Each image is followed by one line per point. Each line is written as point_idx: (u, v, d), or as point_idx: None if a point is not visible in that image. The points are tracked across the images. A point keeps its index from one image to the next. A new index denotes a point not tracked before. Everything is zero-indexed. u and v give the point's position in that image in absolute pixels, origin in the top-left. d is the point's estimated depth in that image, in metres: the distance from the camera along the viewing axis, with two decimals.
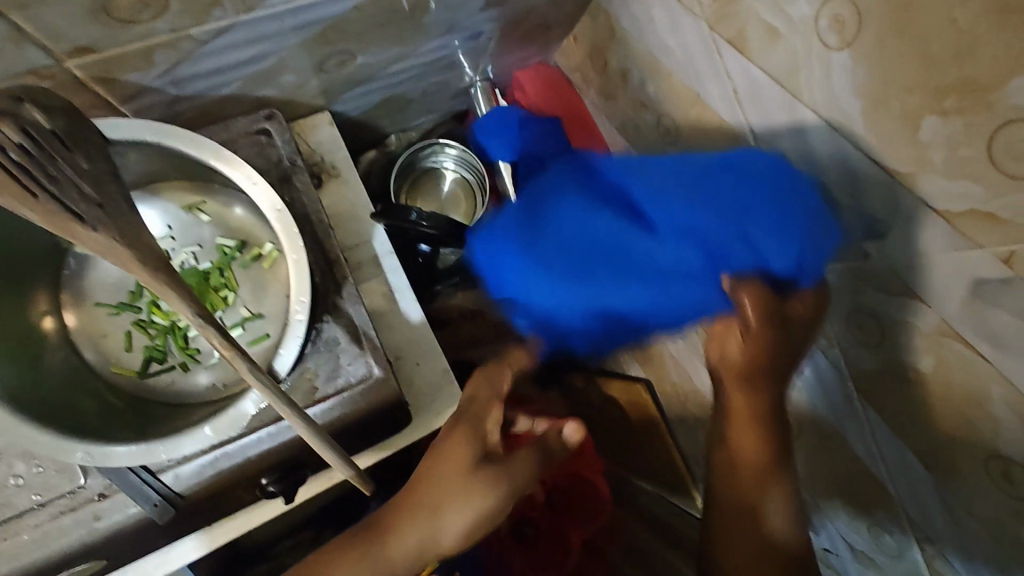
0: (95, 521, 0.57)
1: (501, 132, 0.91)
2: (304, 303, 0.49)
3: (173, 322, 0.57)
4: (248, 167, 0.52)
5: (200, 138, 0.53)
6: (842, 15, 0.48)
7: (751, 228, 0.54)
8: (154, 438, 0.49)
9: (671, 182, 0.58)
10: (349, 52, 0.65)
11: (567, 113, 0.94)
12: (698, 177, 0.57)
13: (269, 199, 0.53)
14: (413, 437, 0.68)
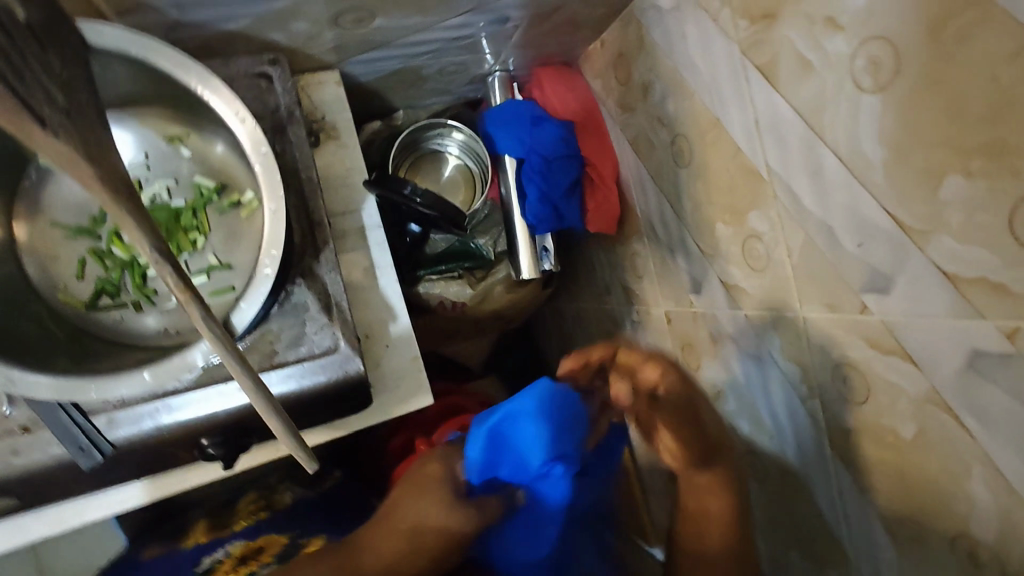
0: (13, 456, 0.52)
1: (510, 125, 0.89)
2: (275, 259, 0.46)
3: (133, 258, 0.53)
4: (239, 102, 0.47)
5: (186, 58, 0.48)
6: (879, 58, 0.46)
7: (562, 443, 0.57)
8: (86, 375, 0.45)
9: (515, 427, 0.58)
10: (368, 10, 0.62)
11: (583, 117, 0.91)
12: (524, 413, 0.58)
13: (252, 138, 0.48)
14: (370, 420, 0.67)
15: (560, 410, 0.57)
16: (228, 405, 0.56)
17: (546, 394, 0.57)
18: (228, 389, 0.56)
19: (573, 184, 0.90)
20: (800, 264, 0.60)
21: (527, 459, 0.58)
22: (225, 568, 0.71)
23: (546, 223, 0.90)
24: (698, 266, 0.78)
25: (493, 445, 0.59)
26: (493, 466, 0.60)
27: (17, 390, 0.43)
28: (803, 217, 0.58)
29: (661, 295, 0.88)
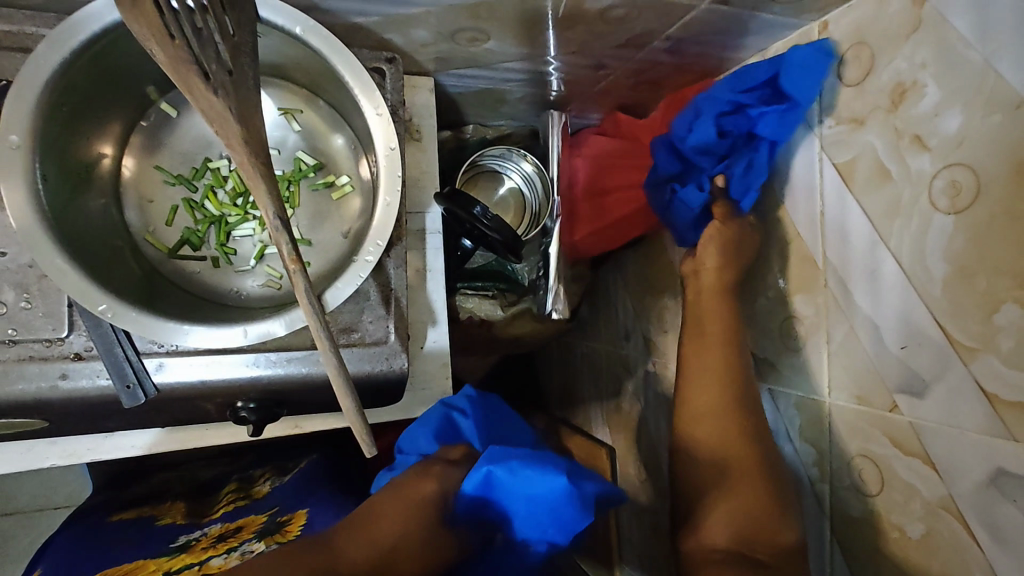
0: (59, 380, 0.52)
1: (705, 99, 0.73)
2: (379, 248, 0.49)
3: (223, 215, 0.54)
4: (380, 95, 0.49)
5: (344, 47, 0.49)
6: (961, 182, 0.50)
7: (560, 516, 0.48)
8: (179, 319, 0.46)
9: (511, 491, 0.49)
10: (484, 33, 0.65)
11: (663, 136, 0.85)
12: (523, 478, 0.48)
13: (384, 132, 0.50)
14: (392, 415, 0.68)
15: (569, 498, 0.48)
16: (274, 373, 0.57)
17: (556, 491, 0.47)
18: (277, 358, 0.57)
19: (737, 193, 0.72)
20: (838, 352, 0.63)
21: (513, 518, 0.50)
22: (202, 545, 0.57)
23: (679, 210, 0.78)
24: None
25: (493, 490, 0.50)
26: (483, 504, 0.50)
27: (109, 319, 0.43)
28: (851, 311, 0.61)
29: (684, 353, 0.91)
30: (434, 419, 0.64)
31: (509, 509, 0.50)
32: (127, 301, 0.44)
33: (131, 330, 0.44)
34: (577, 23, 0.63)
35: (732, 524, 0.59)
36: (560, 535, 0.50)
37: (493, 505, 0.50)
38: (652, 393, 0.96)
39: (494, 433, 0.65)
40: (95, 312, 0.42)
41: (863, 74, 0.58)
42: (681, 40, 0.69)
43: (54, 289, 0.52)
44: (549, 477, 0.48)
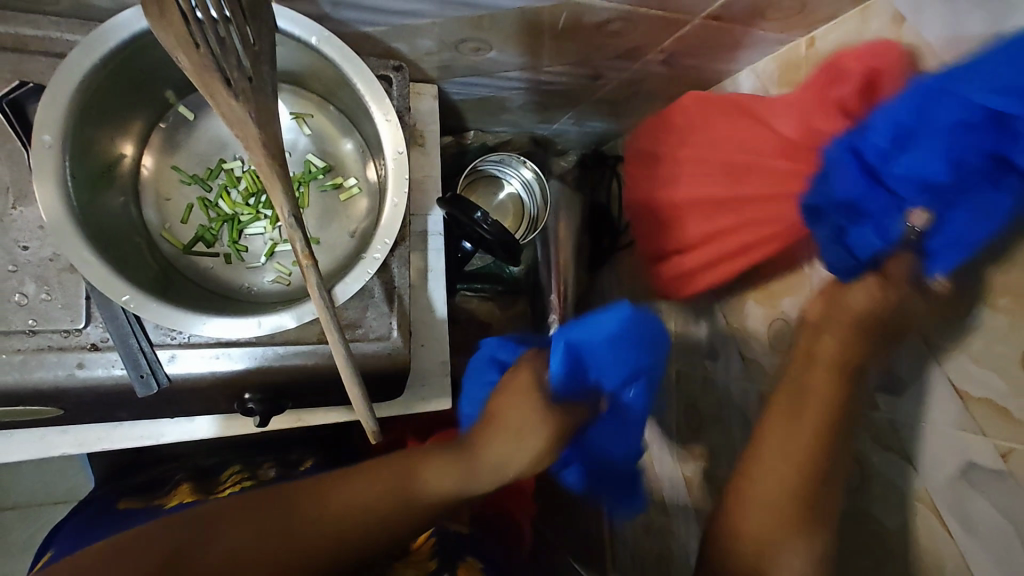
0: (77, 369, 0.54)
1: (978, 73, 0.44)
2: (386, 246, 0.52)
3: (235, 214, 0.57)
4: (389, 102, 0.52)
5: (355, 55, 0.51)
6: None
7: (641, 349, 0.62)
8: (195, 310, 0.48)
9: (603, 346, 0.61)
10: (486, 43, 0.68)
11: (806, 146, 0.61)
12: (604, 336, 0.61)
13: (393, 137, 0.53)
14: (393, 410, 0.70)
15: (643, 330, 0.62)
16: (281, 365, 0.59)
17: (628, 323, 0.62)
18: (284, 352, 0.60)
19: (935, 243, 0.50)
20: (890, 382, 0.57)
21: (611, 374, 0.62)
22: None
23: (836, 246, 0.58)
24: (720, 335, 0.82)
25: (577, 356, 0.62)
26: (578, 376, 0.62)
27: (130, 310, 0.45)
28: None
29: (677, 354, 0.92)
30: (484, 361, 0.71)
31: (607, 364, 0.62)
32: (149, 291, 0.46)
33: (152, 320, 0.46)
34: (576, 33, 0.66)
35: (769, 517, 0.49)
36: (650, 367, 0.63)
37: (590, 371, 0.63)
38: None
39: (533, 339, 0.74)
40: (120, 302, 0.44)
41: None
42: (675, 53, 0.72)
43: (73, 282, 0.54)
44: (625, 326, 0.62)
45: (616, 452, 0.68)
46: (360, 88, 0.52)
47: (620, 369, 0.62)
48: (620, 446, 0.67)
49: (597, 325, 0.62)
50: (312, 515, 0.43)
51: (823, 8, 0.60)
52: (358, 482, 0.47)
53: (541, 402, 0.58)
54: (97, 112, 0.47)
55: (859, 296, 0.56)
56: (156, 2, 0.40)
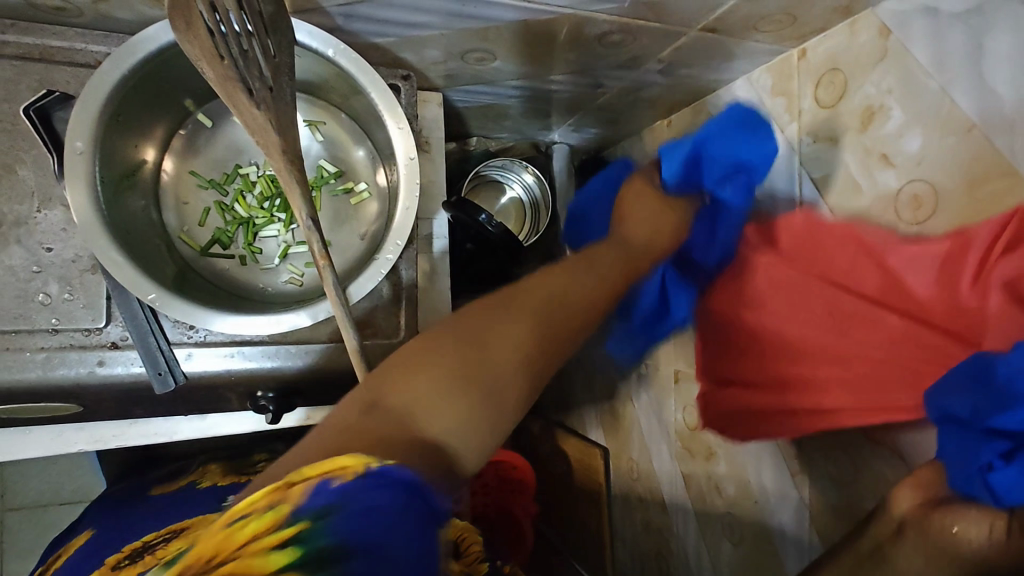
0: (97, 366, 0.56)
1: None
2: (399, 247, 0.54)
3: (250, 217, 0.59)
4: (402, 111, 0.54)
5: (370, 67, 0.54)
6: (922, 197, 0.55)
7: (754, 151, 0.67)
8: (216, 308, 0.51)
9: (725, 132, 0.68)
10: (490, 53, 0.70)
11: (961, 325, 0.49)
12: (743, 122, 0.68)
13: (405, 144, 0.55)
14: None
15: (754, 127, 0.67)
16: (292, 363, 0.62)
17: (743, 116, 0.68)
18: (295, 350, 0.62)
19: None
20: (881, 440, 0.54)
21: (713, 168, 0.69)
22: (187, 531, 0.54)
23: (969, 473, 0.41)
24: None
25: (696, 156, 0.70)
26: (691, 179, 0.71)
27: (155, 308, 0.47)
28: None
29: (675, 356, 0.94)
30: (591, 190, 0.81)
31: (726, 146, 0.68)
32: (174, 290, 0.49)
33: (176, 317, 0.49)
34: (578, 43, 0.68)
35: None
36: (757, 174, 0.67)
37: (704, 164, 0.70)
38: (646, 394, 1.00)
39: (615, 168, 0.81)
40: (147, 300, 0.47)
41: (837, 97, 0.64)
42: (673, 63, 0.74)
43: (94, 283, 0.56)
44: (743, 121, 0.68)
45: (708, 257, 0.71)
46: (374, 98, 0.54)
47: (747, 148, 0.67)
48: (706, 248, 0.71)
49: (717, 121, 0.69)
50: (525, 289, 0.42)
51: (813, 21, 0.62)
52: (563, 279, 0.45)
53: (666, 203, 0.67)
54: (124, 120, 0.50)
55: (968, 526, 0.41)
56: (183, 15, 0.43)
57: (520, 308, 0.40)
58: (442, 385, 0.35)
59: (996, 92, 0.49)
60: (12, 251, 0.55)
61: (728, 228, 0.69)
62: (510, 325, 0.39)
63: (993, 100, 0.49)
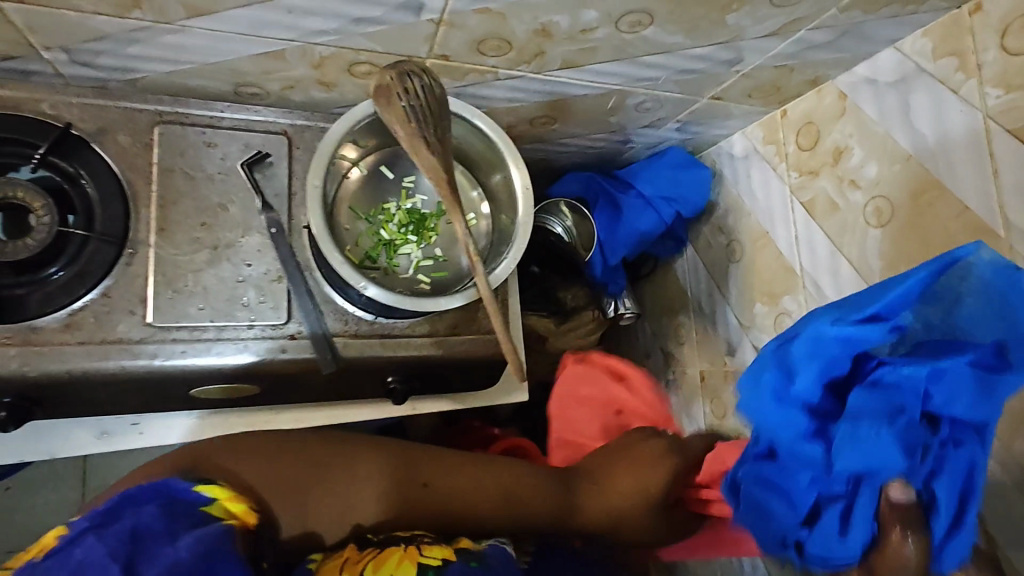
0: (281, 352, 0.74)
1: (877, 397, 0.49)
2: (518, 254, 0.72)
3: (391, 240, 0.78)
4: (521, 156, 0.73)
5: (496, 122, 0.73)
6: (882, 208, 0.77)
7: (690, 186, 1.08)
8: (393, 293, 0.69)
9: (680, 165, 1.08)
10: (553, 118, 0.93)
11: None
12: (686, 162, 1.08)
13: (520, 179, 0.74)
14: (482, 402, 0.92)
15: (692, 170, 1.08)
16: (421, 351, 0.80)
17: (690, 161, 1.08)
18: (421, 342, 0.80)
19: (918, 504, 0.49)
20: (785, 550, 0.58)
21: (669, 186, 1.08)
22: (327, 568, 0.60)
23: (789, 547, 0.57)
24: (735, 335, 1.05)
25: (657, 169, 1.09)
26: (658, 180, 1.09)
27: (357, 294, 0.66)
28: (823, 301, 0.86)
29: (699, 357, 1.14)
30: (579, 184, 1.13)
31: (679, 171, 1.08)
32: (368, 279, 0.67)
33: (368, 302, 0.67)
34: (621, 108, 0.91)
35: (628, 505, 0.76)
36: (692, 199, 1.08)
37: (665, 173, 1.08)
38: (676, 397, 1.20)
39: (578, 181, 1.13)
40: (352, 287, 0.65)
41: (813, 141, 0.87)
42: (688, 123, 0.98)
43: (280, 289, 0.75)
44: (690, 163, 1.08)
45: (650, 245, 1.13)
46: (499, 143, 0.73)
47: (690, 184, 1.08)
48: (651, 234, 1.11)
49: (678, 158, 1.08)
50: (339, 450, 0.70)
51: (792, 90, 0.87)
52: (363, 489, 0.67)
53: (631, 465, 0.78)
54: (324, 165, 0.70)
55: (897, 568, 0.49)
56: (385, 96, 0.65)
57: (348, 480, 0.67)
58: (236, 454, 0.67)
59: (923, 133, 0.72)
60: (224, 267, 0.73)
61: (663, 225, 1.11)
62: (321, 481, 0.67)
63: (926, 137, 0.72)
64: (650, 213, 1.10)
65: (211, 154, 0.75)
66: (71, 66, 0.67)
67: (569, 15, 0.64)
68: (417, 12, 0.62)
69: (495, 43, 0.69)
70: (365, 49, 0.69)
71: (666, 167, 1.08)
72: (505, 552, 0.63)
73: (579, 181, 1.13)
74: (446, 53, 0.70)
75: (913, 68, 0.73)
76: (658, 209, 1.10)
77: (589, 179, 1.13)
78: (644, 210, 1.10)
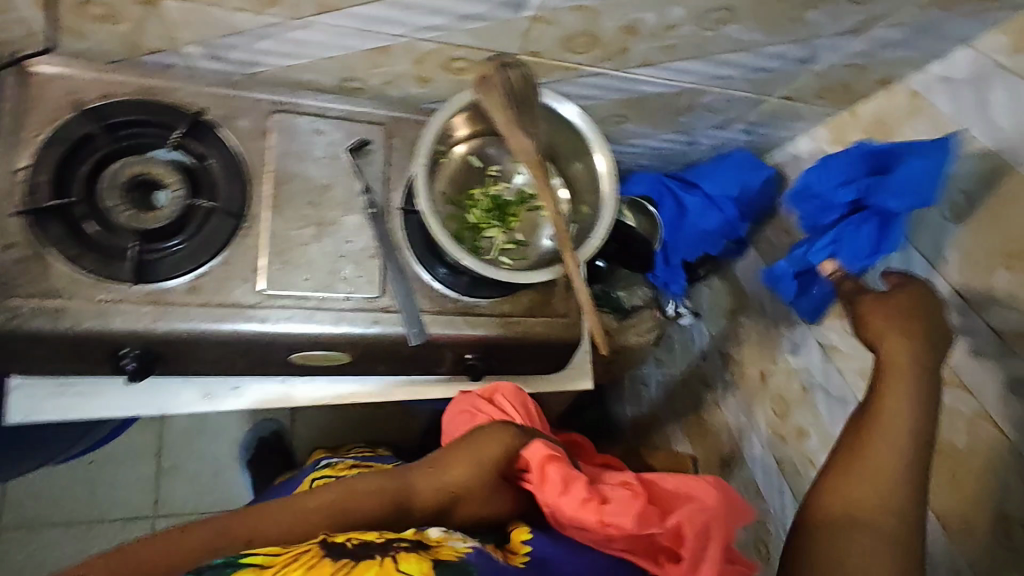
0: (373, 323, 0.79)
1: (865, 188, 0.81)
2: (599, 239, 0.78)
3: (477, 223, 0.83)
4: (607, 146, 0.79)
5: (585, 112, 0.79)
6: (958, 201, 0.79)
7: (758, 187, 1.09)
8: (484, 265, 0.74)
9: (748, 166, 1.09)
10: (624, 118, 0.98)
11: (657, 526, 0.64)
12: (754, 164, 1.09)
13: (605, 167, 0.80)
14: (550, 387, 0.96)
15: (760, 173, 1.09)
16: (500, 329, 0.84)
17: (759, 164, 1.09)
18: (501, 321, 0.85)
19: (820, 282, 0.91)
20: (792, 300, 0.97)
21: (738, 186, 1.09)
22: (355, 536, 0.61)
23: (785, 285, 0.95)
24: (799, 333, 1.06)
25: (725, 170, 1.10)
26: (727, 180, 1.09)
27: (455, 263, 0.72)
28: None
29: (759, 357, 1.15)
30: (644, 183, 1.15)
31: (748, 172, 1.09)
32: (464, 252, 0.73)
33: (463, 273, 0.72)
34: (692, 107, 0.95)
35: (471, 467, 0.69)
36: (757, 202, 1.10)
37: (735, 173, 1.09)
38: (734, 397, 1.20)
39: (644, 181, 1.16)
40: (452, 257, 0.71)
41: (884, 140, 0.89)
42: (755, 124, 1.02)
43: (374, 266, 0.81)
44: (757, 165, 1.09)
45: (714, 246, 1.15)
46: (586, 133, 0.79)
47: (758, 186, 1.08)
48: (716, 234, 1.12)
49: (746, 159, 1.09)
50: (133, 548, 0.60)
51: (863, 90, 0.89)
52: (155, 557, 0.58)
53: (455, 451, 0.71)
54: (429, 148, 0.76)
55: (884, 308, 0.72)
56: (486, 85, 0.71)
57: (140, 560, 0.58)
58: None
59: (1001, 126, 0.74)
60: (327, 242, 0.80)
61: (730, 226, 1.12)
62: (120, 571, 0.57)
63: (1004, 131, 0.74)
64: (717, 213, 1.11)
65: (318, 140, 0.82)
66: (205, 59, 0.76)
67: (656, 12, 0.69)
68: (518, 9, 0.68)
69: (584, 40, 0.75)
70: (464, 45, 0.75)
71: (734, 168, 1.09)
72: (489, 560, 0.62)
73: (644, 181, 1.16)
74: (537, 50, 0.76)
75: (989, 64, 0.75)
76: (726, 210, 1.10)
77: (655, 180, 1.15)
78: (711, 210, 1.11)
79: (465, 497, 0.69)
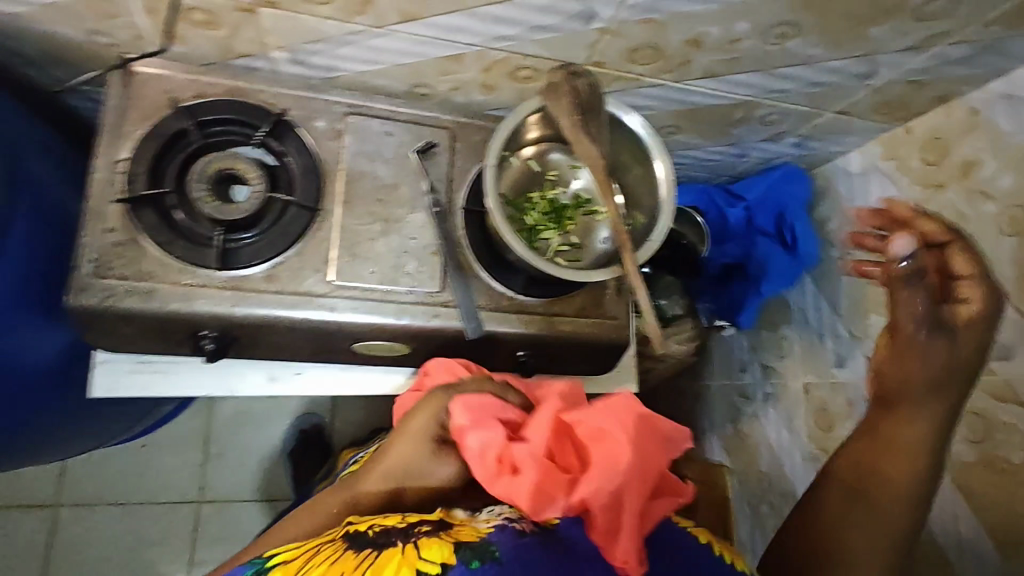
0: (434, 317, 0.82)
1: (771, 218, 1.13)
2: (657, 242, 0.80)
3: (535, 224, 0.87)
4: (666, 153, 0.81)
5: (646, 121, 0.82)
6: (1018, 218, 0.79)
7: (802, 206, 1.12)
8: (546, 263, 0.77)
9: (794, 185, 1.13)
10: (676, 129, 1.00)
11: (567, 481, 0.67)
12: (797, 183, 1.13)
13: (663, 174, 0.82)
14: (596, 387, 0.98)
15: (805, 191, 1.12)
16: (553, 327, 0.87)
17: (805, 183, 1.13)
18: (554, 320, 0.87)
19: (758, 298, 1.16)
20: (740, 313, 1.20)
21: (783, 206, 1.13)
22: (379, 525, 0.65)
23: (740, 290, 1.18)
24: (846, 346, 1.06)
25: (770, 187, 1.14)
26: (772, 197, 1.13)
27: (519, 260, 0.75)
28: None
29: (803, 370, 1.15)
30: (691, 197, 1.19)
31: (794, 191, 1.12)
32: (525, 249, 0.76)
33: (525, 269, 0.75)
34: (746, 119, 0.97)
35: (406, 448, 0.74)
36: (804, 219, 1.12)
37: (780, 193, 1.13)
38: (775, 410, 1.21)
39: (689, 196, 1.19)
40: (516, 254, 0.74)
41: (940, 155, 0.90)
42: (807, 137, 1.03)
43: (436, 262, 0.84)
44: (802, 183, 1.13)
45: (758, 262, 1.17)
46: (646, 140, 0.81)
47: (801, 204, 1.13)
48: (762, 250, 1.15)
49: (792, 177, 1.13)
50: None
51: (919, 106, 0.90)
52: None
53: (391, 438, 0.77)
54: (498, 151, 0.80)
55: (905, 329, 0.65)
56: (554, 92, 0.74)
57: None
58: None
59: None
60: (393, 238, 0.84)
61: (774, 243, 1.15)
62: None
63: None
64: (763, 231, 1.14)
65: (388, 141, 0.86)
66: (289, 63, 0.81)
67: (722, 27, 0.72)
68: (589, 21, 0.71)
69: (650, 52, 0.78)
70: (533, 54, 0.79)
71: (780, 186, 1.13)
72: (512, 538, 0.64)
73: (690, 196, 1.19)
74: (602, 60, 0.80)
75: None
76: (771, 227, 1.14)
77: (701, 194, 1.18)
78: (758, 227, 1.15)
79: (413, 479, 0.74)
